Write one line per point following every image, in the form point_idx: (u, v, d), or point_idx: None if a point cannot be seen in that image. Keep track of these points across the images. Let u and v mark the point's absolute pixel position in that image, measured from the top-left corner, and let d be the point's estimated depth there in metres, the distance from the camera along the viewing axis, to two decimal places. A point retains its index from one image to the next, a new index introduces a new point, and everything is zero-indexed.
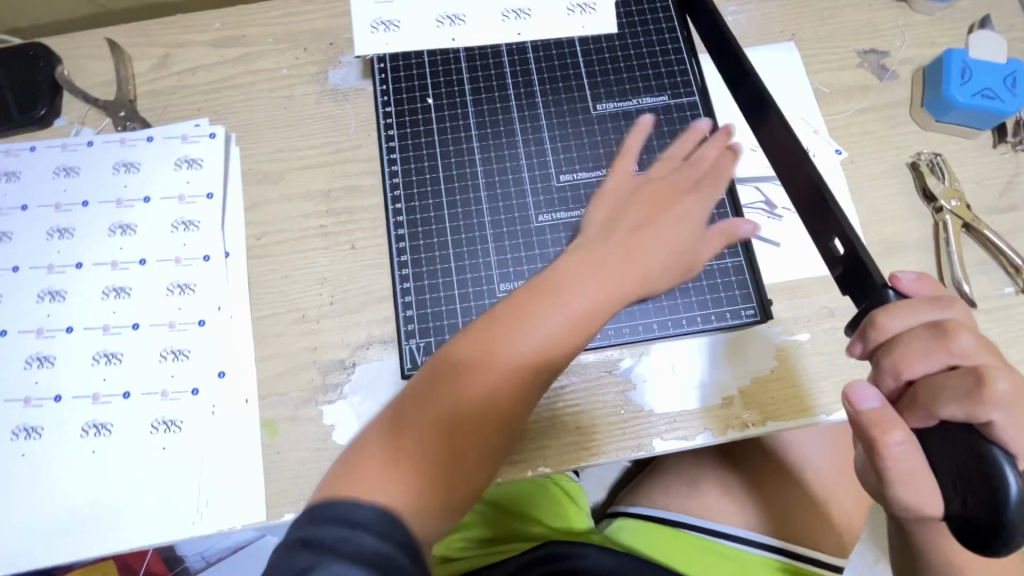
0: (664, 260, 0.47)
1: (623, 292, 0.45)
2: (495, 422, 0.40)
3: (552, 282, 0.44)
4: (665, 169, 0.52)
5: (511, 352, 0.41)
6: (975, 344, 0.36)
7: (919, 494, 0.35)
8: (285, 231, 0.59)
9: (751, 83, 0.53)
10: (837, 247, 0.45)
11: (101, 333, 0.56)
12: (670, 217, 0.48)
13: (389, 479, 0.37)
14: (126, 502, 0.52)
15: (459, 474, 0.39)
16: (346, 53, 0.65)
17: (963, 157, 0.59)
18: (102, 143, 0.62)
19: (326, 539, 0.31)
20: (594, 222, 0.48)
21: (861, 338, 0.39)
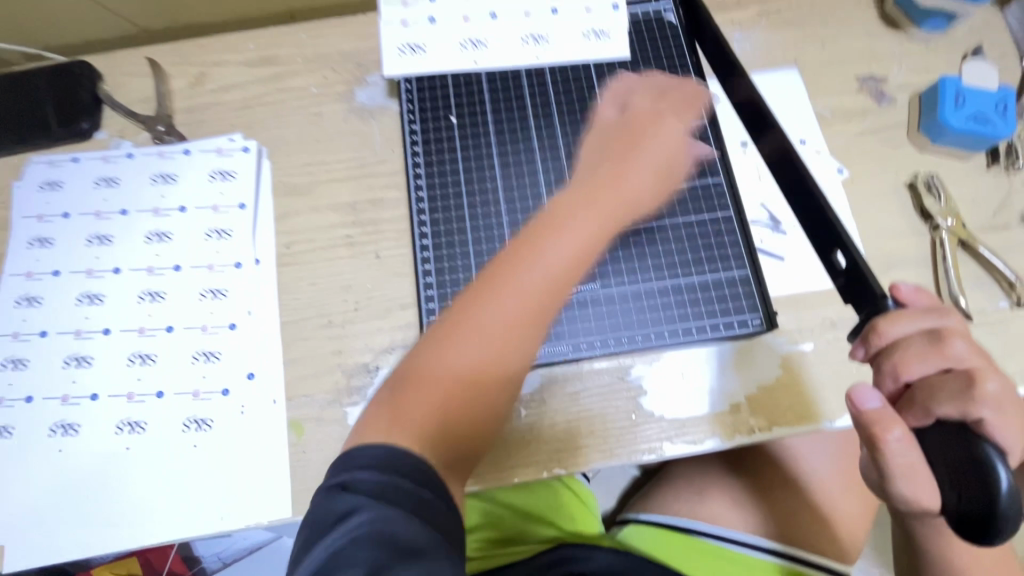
0: (651, 177, 0.56)
1: (615, 211, 0.52)
2: (523, 339, 0.47)
3: (549, 219, 0.51)
4: (644, 102, 0.60)
5: (529, 271, 0.48)
6: (966, 348, 0.39)
7: (919, 490, 0.37)
8: (313, 240, 0.62)
9: (756, 109, 0.57)
10: (838, 260, 0.48)
11: (136, 335, 0.59)
12: (652, 143, 0.56)
13: (434, 393, 0.45)
14: (158, 496, 0.54)
15: (499, 384, 0.46)
16: (373, 73, 0.68)
17: (959, 177, 0.62)
18: (141, 155, 0.65)
19: (357, 481, 0.39)
20: (585, 162, 0.56)
21: (864, 343, 0.41)
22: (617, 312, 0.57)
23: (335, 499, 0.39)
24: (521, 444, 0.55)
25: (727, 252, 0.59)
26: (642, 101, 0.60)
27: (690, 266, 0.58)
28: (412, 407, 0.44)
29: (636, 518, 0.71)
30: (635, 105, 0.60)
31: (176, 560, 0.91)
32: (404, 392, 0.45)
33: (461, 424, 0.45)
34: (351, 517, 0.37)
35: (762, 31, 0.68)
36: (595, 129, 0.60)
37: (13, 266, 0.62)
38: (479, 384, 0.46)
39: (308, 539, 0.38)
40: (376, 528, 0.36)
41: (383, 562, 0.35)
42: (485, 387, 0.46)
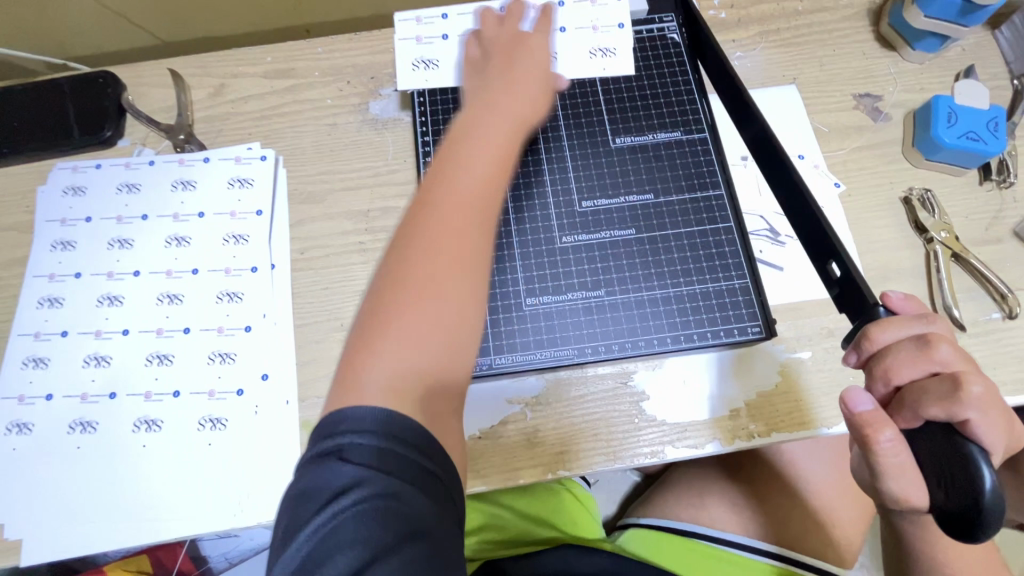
0: (539, 77, 0.59)
1: (513, 108, 0.55)
2: (470, 228, 0.47)
3: (450, 141, 0.52)
4: (507, 24, 0.63)
5: (450, 180, 0.48)
6: (954, 352, 0.40)
7: (909, 488, 0.39)
8: (327, 246, 0.64)
9: (756, 123, 0.59)
10: (832, 270, 0.50)
11: (154, 336, 0.61)
12: (532, 54, 0.60)
13: (395, 317, 0.44)
14: (173, 492, 0.56)
15: (461, 279, 0.45)
16: (386, 86, 0.71)
17: (952, 193, 0.64)
18: (162, 162, 0.67)
19: (357, 444, 0.37)
20: (477, 83, 0.58)
21: (856, 349, 0.43)
22: (620, 318, 0.59)
23: (337, 470, 0.37)
24: (528, 446, 0.56)
25: (728, 261, 0.60)
26: (503, 24, 0.63)
27: (692, 275, 0.60)
28: (380, 339, 0.43)
29: (637, 522, 0.73)
30: (490, 32, 0.63)
31: (184, 559, 0.92)
32: (369, 332, 0.44)
33: (433, 329, 0.44)
34: (352, 490, 0.36)
35: (761, 50, 0.71)
36: (470, 65, 0.62)
37: (36, 268, 0.64)
38: (438, 298, 0.45)
39: (300, 510, 0.37)
40: (382, 506, 0.36)
41: (389, 542, 0.35)
42: (444, 286, 0.45)
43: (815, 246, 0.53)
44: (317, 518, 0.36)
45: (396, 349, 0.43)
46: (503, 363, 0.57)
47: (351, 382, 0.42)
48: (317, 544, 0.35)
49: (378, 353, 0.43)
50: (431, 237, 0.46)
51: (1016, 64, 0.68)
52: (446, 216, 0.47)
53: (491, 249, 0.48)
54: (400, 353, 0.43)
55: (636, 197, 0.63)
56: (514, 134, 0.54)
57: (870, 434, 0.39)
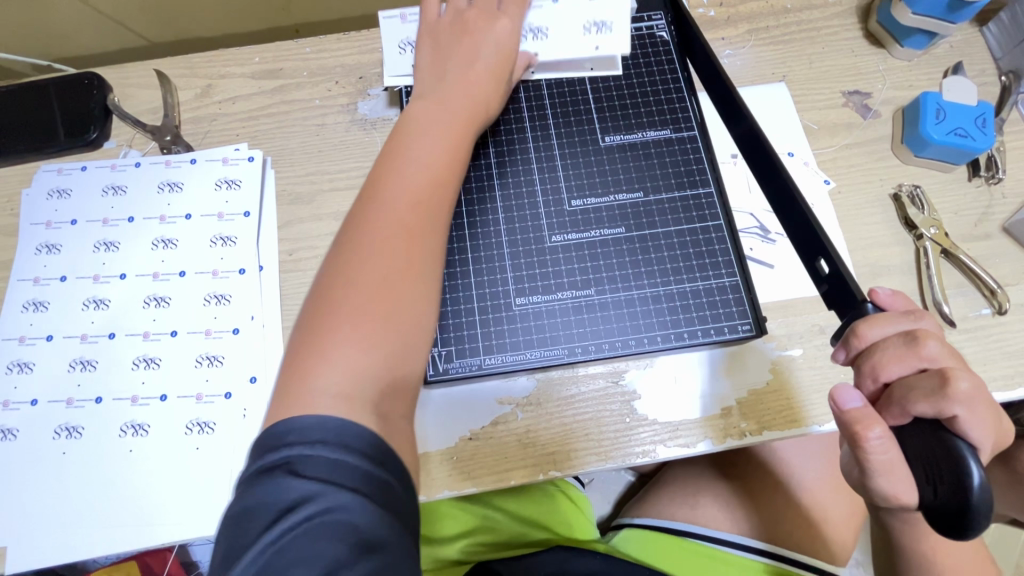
0: (494, 78, 0.60)
1: (466, 113, 0.57)
2: (420, 232, 0.48)
3: (400, 138, 0.53)
4: (467, 10, 0.62)
5: (401, 181, 0.50)
6: (941, 348, 0.40)
7: (897, 484, 0.39)
8: (316, 248, 0.64)
9: (745, 121, 0.58)
10: (821, 267, 0.50)
11: (141, 339, 0.60)
12: (489, 53, 0.60)
13: (347, 314, 0.44)
14: (162, 497, 0.55)
15: (412, 280, 0.47)
16: (374, 86, 0.71)
17: (941, 189, 0.64)
18: (148, 164, 0.67)
19: (311, 460, 0.37)
20: (426, 80, 0.59)
21: (845, 345, 0.42)
22: (610, 318, 0.59)
23: (286, 485, 0.36)
24: (518, 447, 0.56)
25: (718, 260, 0.60)
26: (463, 10, 0.62)
27: (682, 273, 0.60)
28: (328, 335, 0.43)
29: (632, 522, 0.73)
30: (449, 19, 0.62)
31: (174, 564, 0.91)
32: (315, 327, 0.44)
33: (386, 326, 0.45)
34: (302, 505, 0.35)
35: (750, 47, 0.71)
36: (429, 48, 0.61)
37: (20, 271, 0.63)
38: (385, 301, 0.45)
39: (243, 528, 0.36)
40: (334, 520, 0.35)
41: (343, 557, 0.34)
42: (396, 285, 0.46)
43: (804, 243, 0.53)
44: (267, 534, 0.35)
45: (345, 350, 0.43)
46: (493, 363, 0.57)
47: (299, 374, 0.42)
48: (263, 564, 0.34)
49: (328, 347, 0.43)
50: (376, 240, 0.47)
51: (1004, 60, 0.69)
52: (389, 221, 0.48)
53: (437, 251, 0.49)
54: (354, 350, 0.43)
55: (625, 195, 0.63)
56: (465, 140, 0.56)
57: (859, 431, 0.38)
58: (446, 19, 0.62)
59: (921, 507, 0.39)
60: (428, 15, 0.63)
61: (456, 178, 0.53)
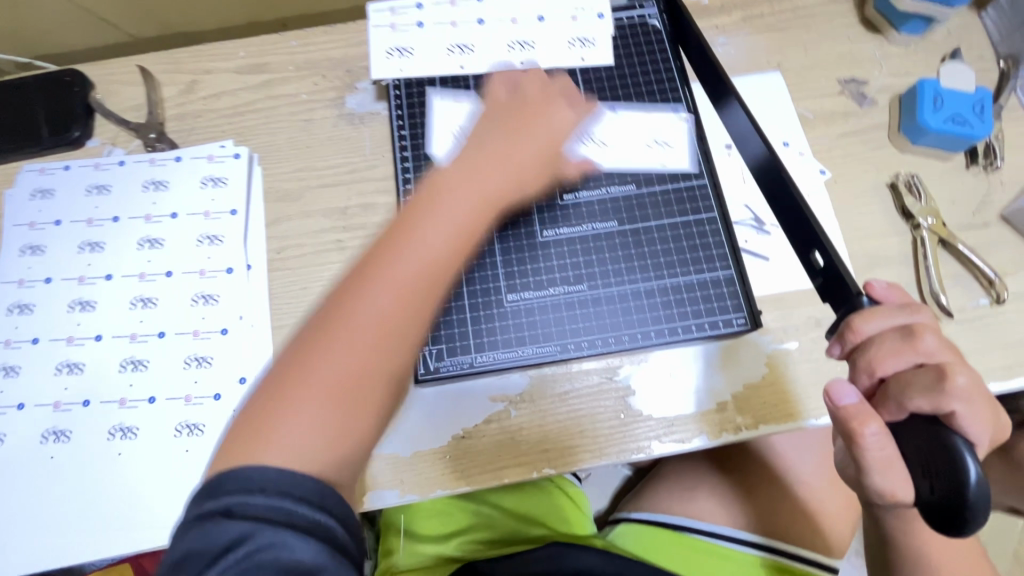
0: (539, 157, 0.54)
1: (501, 190, 0.51)
2: (413, 315, 0.44)
3: (426, 201, 0.48)
4: (533, 86, 0.59)
5: (404, 254, 0.45)
6: (936, 343, 0.39)
7: (895, 483, 0.38)
8: (304, 245, 0.63)
9: (757, 144, 0.55)
10: (816, 260, 0.49)
11: (128, 341, 0.59)
12: (541, 129, 0.55)
13: (314, 391, 0.40)
14: (152, 501, 0.55)
15: (382, 372, 0.42)
16: (362, 79, 0.69)
17: (939, 177, 0.63)
18: (133, 163, 0.66)
19: (252, 509, 0.35)
20: (476, 136, 0.55)
21: (839, 340, 0.41)
22: (603, 314, 0.58)
23: (222, 529, 0.35)
24: (511, 444, 0.55)
25: (712, 252, 0.60)
26: (529, 83, 0.59)
27: (676, 267, 0.59)
28: (288, 407, 0.40)
29: (628, 517, 0.72)
30: (514, 90, 0.58)
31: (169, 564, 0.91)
32: (280, 394, 0.41)
33: (348, 416, 0.41)
34: (238, 546, 0.35)
35: (745, 35, 0.69)
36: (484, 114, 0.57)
37: (4, 273, 0.62)
38: (352, 386, 0.41)
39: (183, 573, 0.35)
40: (268, 558, 0.34)
41: None
42: (366, 377, 0.42)
43: (798, 236, 0.52)
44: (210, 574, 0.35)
45: (299, 428, 0.39)
46: (484, 361, 0.57)
47: (251, 438, 0.39)
48: None
49: (285, 424, 0.39)
50: (368, 316, 0.42)
51: (1003, 45, 0.67)
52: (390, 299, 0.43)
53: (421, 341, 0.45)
54: (308, 437, 0.39)
55: (618, 188, 0.62)
56: (489, 217, 0.50)
57: (855, 428, 0.38)
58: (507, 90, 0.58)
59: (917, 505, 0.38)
60: (495, 83, 0.60)
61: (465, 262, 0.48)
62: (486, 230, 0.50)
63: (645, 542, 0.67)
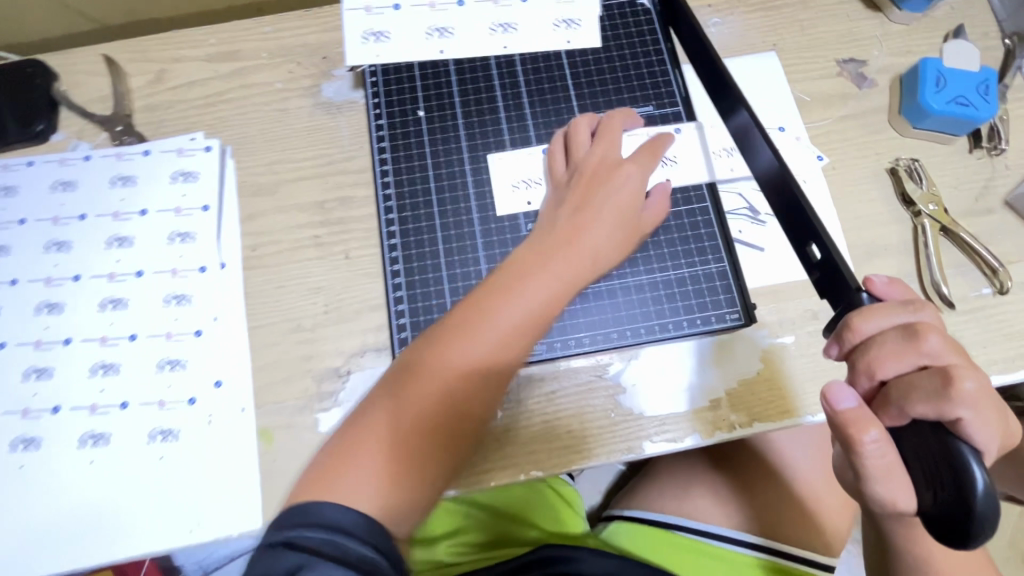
0: (610, 235, 0.53)
1: (581, 265, 0.52)
2: (487, 381, 0.47)
3: (506, 280, 0.50)
4: (602, 148, 0.57)
5: (478, 336, 0.47)
6: (940, 344, 0.37)
7: (895, 490, 0.36)
8: (279, 242, 0.60)
9: (768, 155, 0.51)
10: (812, 252, 0.46)
11: (98, 344, 0.57)
12: (607, 202, 0.54)
13: (383, 454, 0.43)
14: (124, 511, 0.53)
15: (455, 431, 0.46)
16: (339, 66, 0.66)
17: (941, 161, 0.60)
18: (99, 157, 0.63)
19: (310, 543, 0.37)
20: (553, 200, 0.56)
21: (838, 340, 0.39)
22: (591, 310, 0.56)
23: (276, 562, 0.36)
24: (496, 446, 0.53)
25: (704, 245, 0.57)
26: (595, 147, 0.57)
27: (667, 260, 0.57)
28: (367, 450, 0.43)
29: (622, 515, 0.71)
30: (580, 153, 0.57)
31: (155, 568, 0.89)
32: (361, 437, 0.44)
33: (410, 484, 0.43)
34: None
35: (739, 15, 0.66)
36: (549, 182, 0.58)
37: None
38: (427, 441, 0.44)
39: None
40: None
41: None
42: (431, 450, 0.44)
43: (793, 226, 0.50)
44: None
45: (374, 472, 0.42)
46: None
47: (320, 484, 0.42)
48: None
49: (351, 479, 0.42)
50: (450, 378, 0.46)
51: (1008, 23, 0.65)
52: (472, 363, 0.47)
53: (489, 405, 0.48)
54: (370, 500, 0.41)
55: None
56: (560, 300, 0.50)
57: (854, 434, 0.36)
58: (567, 161, 0.58)
59: (919, 515, 0.36)
60: (552, 147, 0.59)
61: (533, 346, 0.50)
62: (557, 314, 0.51)
63: (642, 542, 0.66)
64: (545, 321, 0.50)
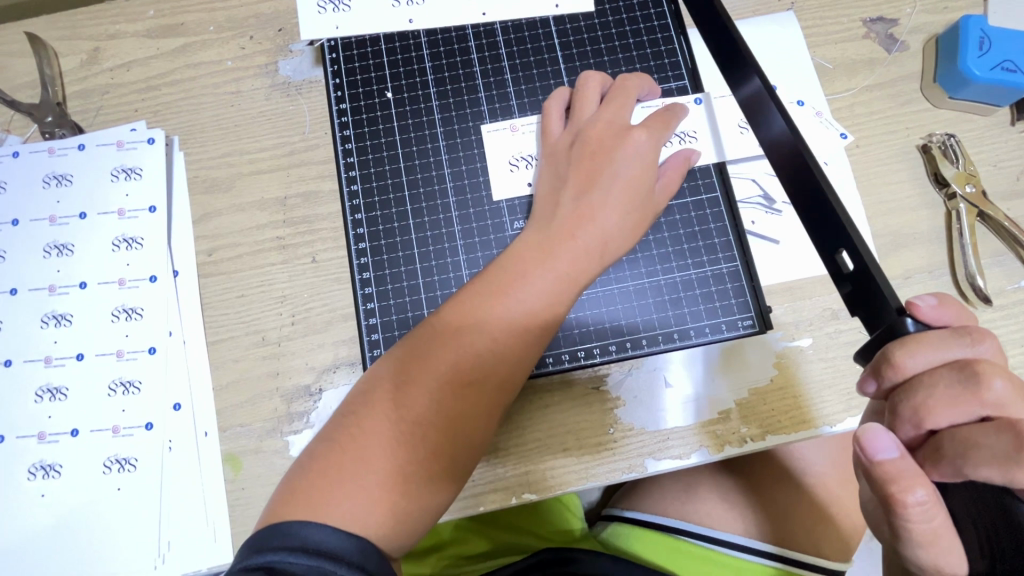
0: (622, 217, 0.45)
1: (589, 250, 0.44)
2: (482, 391, 0.41)
3: (501, 272, 0.43)
4: (609, 113, 0.49)
5: (471, 344, 0.40)
6: (1007, 390, 0.32)
7: (941, 554, 0.33)
8: (238, 245, 0.54)
9: (779, 121, 0.44)
10: (843, 261, 0.40)
11: (42, 365, 0.51)
12: (618, 179, 0.45)
13: (367, 479, 0.37)
14: (81, 547, 0.48)
15: (448, 445, 0.40)
16: (296, 39, 0.58)
17: (979, 135, 0.54)
18: (29, 153, 0.55)
19: (296, 568, 0.33)
20: (553, 172, 0.48)
21: (876, 376, 0.35)
22: (587, 320, 0.51)
23: None
24: (487, 470, 0.48)
25: (715, 241, 0.52)
26: (601, 112, 0.49)
27: (672, 260, 0.52)
28: (350, 466, 0.38)
29: (621, 515, 0.66)
30: (583, 119, 0.49)
31: None
32: (342, 452, 0.38)
33: (402, 510, 0.38)
34: None
35: None
36: (544, 152, 0.50)
37: None
38: (417, 457, 0.39)
39: None
40: None
41: None
42: (421, 474, 0.39)
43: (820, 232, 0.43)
44: None
45: (357, 490, 0.37)
46: None
47: (303, 503, 0.37)
48: None
49: (332, 506, 0.36)
50: (440, 384, 0.40)
51: None
52: (465, 366, 0.40)
53: (486, 418, 0.41)
54: (355, 521, 0.36)
55: None
56: (566, 299, 0.43)
57: (896, 493, 0.33)
58: (568, 128, 0.50)
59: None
60: (549, 110, 0.51)
61: (536, 352, 0.42)
62: (562, 314, 0.43)
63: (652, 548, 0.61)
64: (549, 315, 0.42)
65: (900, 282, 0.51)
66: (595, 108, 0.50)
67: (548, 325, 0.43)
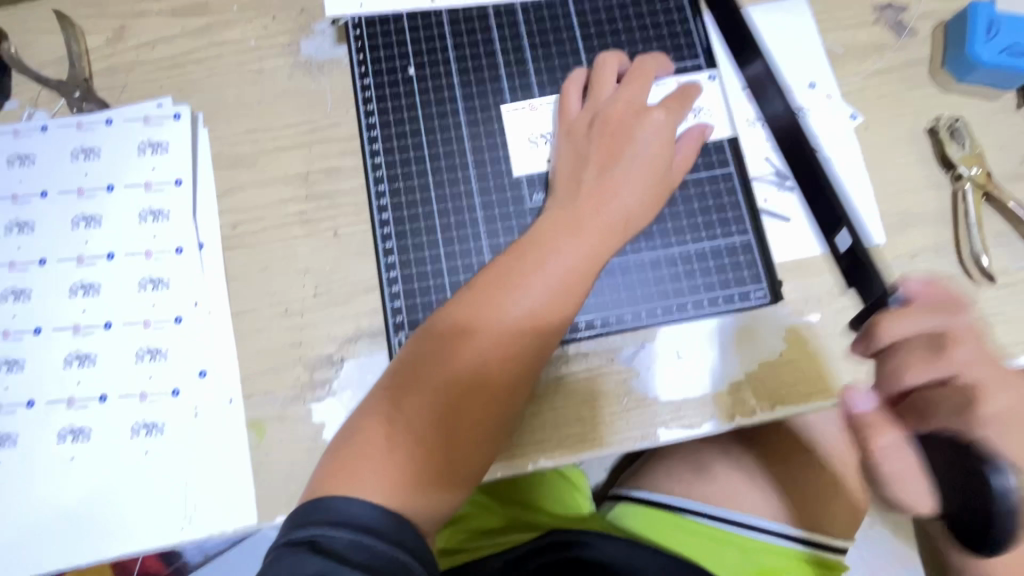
0: (642, 193, 0.47)
1: (612, 227, 0.46)
2: (514, 360, 0.42)
3: (528, 249, 0.44)
4: (628, 95, 0.50)
5: (500, 317, 0.42)
6: (969, 354, 0.45)
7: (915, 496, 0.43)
8: (261, 219, 0.55)
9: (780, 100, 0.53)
10: (840, 242, 0.51)
11: (71, 333, 0.53)
12: (639, 158, 0.47)
13: (408, 446, 0.40)
14: (110, 509, 0.50)
15: (483, 412, 0.41)
16: (319, 19, 0.59)
17: (985, 119, 0.55)
18: (57, 127, 0.56)
19: (338, 543, 0.35)
20: (574, 151, 0.49)
21: (866, 339, 0.47)
22: (603, 289, 0.52)
23: (301, 562, 0.33)
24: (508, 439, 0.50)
25: (727, 215, 0.54)
26: (619, 94, 0.50)
27: (686, 234, 0.53)
28: (389, 437, 0.40)
29: (627, 495, 0.67)
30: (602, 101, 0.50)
31: (149, 559, 0.84)
32: (381, 422, 0.40)
33: (443, 474, 0.40)
34: None
35: None
36: (563, 131, 0.51)
37: None
38: (455, 422, 0.40)
39: None
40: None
41: None
42: (458, 440, 0.41)
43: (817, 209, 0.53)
44: None
45: (398, 457, 0.39)
46: None
47: (342, 472, 0.39)
48: None
49: (375, 474, 0.38)
50: (473, 355, 0.41)
51: None
52: (496, 336, 0.42)
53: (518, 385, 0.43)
54: (398, 487, 0.38)
55: None
56: (591, 273, 0.45)
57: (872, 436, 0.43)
58: (586, 107, 0.51)
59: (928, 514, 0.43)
60: (566, 90, 0.52)
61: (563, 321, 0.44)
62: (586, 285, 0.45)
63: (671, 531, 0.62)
64: (577, 287, 0.44)
65: (906, 261, 0.52)
66: (612, 89, 0.51)
67: (576, 295, 0.44)
